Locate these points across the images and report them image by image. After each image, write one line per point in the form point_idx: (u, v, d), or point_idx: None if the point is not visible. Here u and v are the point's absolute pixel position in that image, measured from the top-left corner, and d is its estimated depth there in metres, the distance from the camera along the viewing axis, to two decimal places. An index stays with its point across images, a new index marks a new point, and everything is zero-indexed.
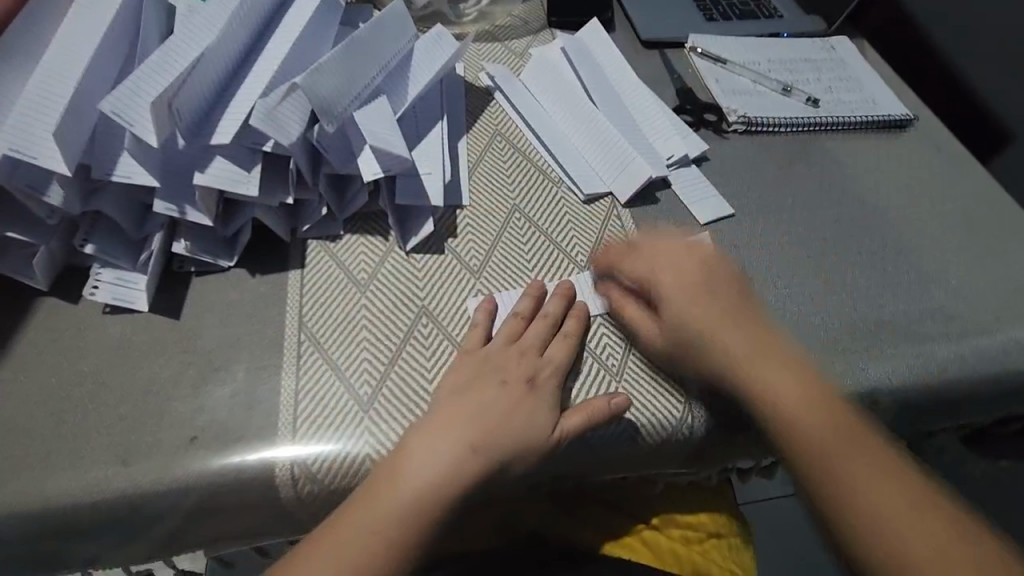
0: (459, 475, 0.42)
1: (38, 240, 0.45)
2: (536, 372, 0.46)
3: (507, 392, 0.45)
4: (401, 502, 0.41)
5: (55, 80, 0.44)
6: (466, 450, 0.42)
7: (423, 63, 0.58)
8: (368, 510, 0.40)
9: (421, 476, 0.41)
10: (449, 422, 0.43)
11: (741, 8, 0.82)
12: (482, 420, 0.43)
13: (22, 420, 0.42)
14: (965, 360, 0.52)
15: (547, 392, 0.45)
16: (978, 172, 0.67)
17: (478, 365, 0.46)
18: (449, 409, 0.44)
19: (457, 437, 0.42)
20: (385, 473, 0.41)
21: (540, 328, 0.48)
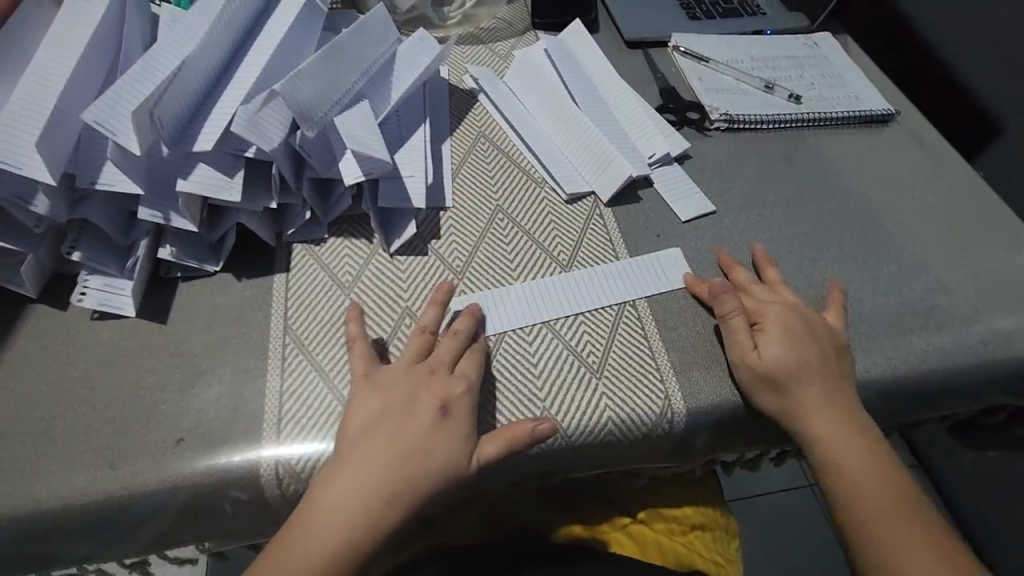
0: (380, 509, 0.42)
1: (26, 248, 0.46)
2: (448, 398, 0.45)
3: (419, 421, 0.44)
4: (324, 543, 0.40)
5: (39, 91, 0.45)
6: (383, 485, 0.42)
7: (404, 68, 0.58)
8: (294, 550, 0.40)
9: (344, 517, 0.41)
10: (364, 458, 0.42)
11: (724, 6, 0.82)
12: (397, 456, 0.43)
13: (12, 425, 0.43)
14: (944, 351, 0.53)
15: (460, 418, 0.44)
16: (960, 165, 0.68)
17: (393, 392, 0.45)
18: (367, 441, 0.43)
19: (373, 472, 0.42)
20: (310, 511, 0.41)
21: (449, 344, 0.47)
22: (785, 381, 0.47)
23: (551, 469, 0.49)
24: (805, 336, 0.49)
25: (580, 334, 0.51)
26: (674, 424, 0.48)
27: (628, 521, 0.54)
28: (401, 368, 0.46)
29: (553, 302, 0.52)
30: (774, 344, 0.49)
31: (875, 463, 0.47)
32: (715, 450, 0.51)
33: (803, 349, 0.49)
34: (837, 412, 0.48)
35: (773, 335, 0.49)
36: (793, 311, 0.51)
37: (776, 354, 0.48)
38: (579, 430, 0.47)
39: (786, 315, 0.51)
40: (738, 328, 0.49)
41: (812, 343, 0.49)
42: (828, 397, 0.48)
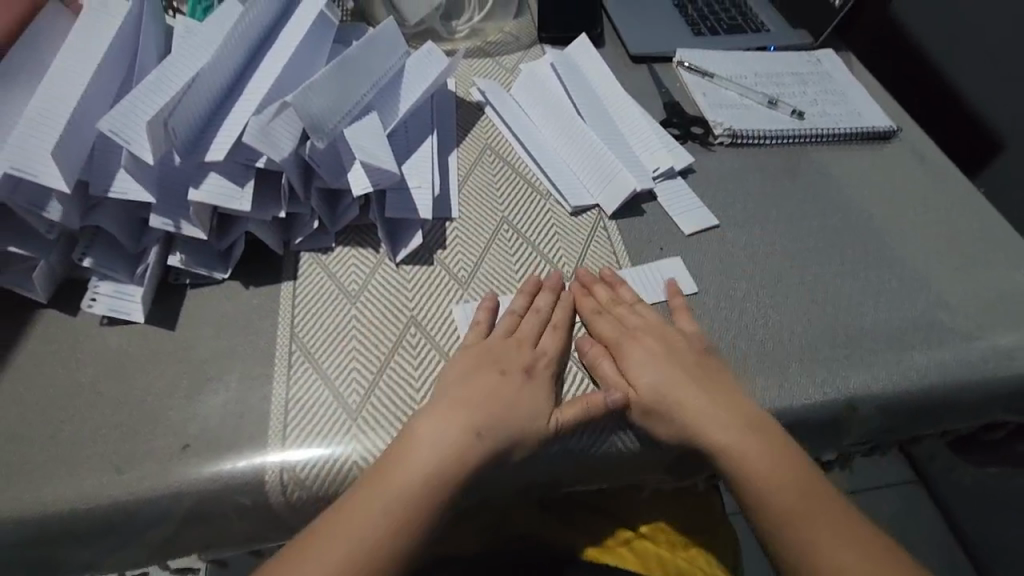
0: (459, 459, 0.43)
1: (39, 254, 0.47)
2: (533, 364, 0.48)
3: (504, 382, 0.47)
4: (411, 489, 0.42)
5: (57, 102, 0.46)
6: (474, 435, 0.44)
7: (413, 80, 0.59)
8: (379, 501, 0.41)
9: (425, 463, 0.42)
10: (456, 413, 0.44)
11: (728, 22, 0.83)
12: (482, 407, 0.45)
13: (21, 429, 0.43)
14: (946, 367, 0.53)
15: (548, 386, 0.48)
16: (961, 182, 0.68)
17: (481, 359, 0.48)
18: (457, 398, 0.45)
19: (461, 425, 0.44)
20: (400, 461, 0.42)
21: (533, 320, 0.51)
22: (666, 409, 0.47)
23: (552, 480, 0.49)
24: (668, 356, 0.50)
25: (583, 345, 0.51)
26: (676, 437, 0.48)
27: (629, 534, 0.54)
28: (489, 340, 0.50)
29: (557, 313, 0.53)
30: (643, 367, 0.49)
31: (785, 479, 0.45)
32: (716, 464, 0.52)
33: (662, 368, 0.49)
34: (739, 428, 0.46)
35: (634, 358, 0.50)
36: (642, 331, 0.51)
37: (648, 382, 0.48)
38: (586, 439, 0.47)
39: (645, 336, 0.51)
40: (606, 363, 0.50)
41: (679, 364, 0.49)
42: (726, 412, 0.47)
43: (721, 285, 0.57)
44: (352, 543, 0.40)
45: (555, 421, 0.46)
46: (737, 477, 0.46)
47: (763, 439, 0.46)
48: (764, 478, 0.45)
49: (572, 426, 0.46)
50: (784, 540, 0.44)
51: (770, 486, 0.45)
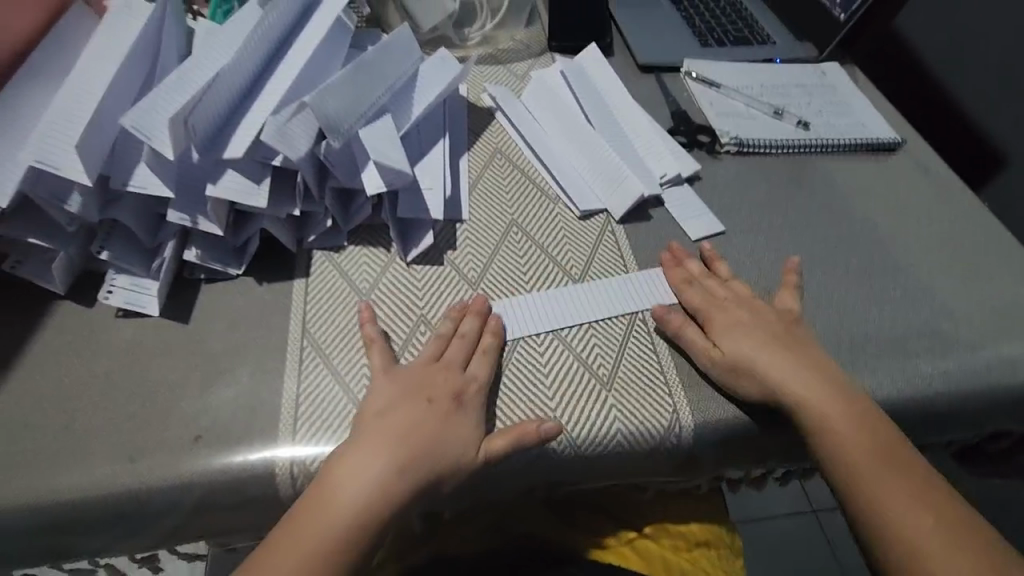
0: (387, 498, 0.43)
1: (58, 246, 0.48)
2: (462, 389, 0.47)
3: (430, 414, 0.46)
4: (324, 540, 0.41)
5: (81, 99, 0.47)
6: (392, 475, 0.43)
7: (426, 84, 0.61)
8: (292, 553, 0.41)
9: (350, 503, 0.42)
10: (375, 453, 0.43)
11: (735, 34, 0.85)
12: (407, 442, 0.44)
13: (36, 418, 0.44)
14: (949, 375, 0.54)
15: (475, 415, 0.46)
16: (965, 194, 0.69)
17: (407, 389, 0.46)
18: (374, 434, 0.44)
19: (380, 465, 0.43)
20: (318, 509, 0.42)
21: (460, 344, 0.49)
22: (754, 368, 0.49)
23: (558, 479, 0.49)
24: (756, 328, 0.52)
25: (591, 345, 0.52)
26: (681, 438, 0.48)
27: (634, 535, 0.55)
28: (416, 365, 0.48)
29: (565, 314, 0.53)
30: (728, 336, 0.51)
31: (866, 441, 0.47)
32: (721, 466, 0.52)
33: (750, 339, 0.51)
34: (825, 392, 0.48)
35: (723, 331, 0.52)
36: (727, 302, 0.54)
37: (736, 346, 0.51)
38: (591, 438, 0.47)
39: (732, 312, 0.53)
40: (691, 329, 0.52)
41: (765, 336, 0.51)
42: (811, 380, 0.49)
43: None
44: None
45: (483, 453, 0.45)
46: (817, 437, 0.48)
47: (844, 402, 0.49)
48: (846, 436, 0.47)
49: (502, 455, 0.45)
50: (863, 496, 0.46)
51: (850, 444, 0.47)
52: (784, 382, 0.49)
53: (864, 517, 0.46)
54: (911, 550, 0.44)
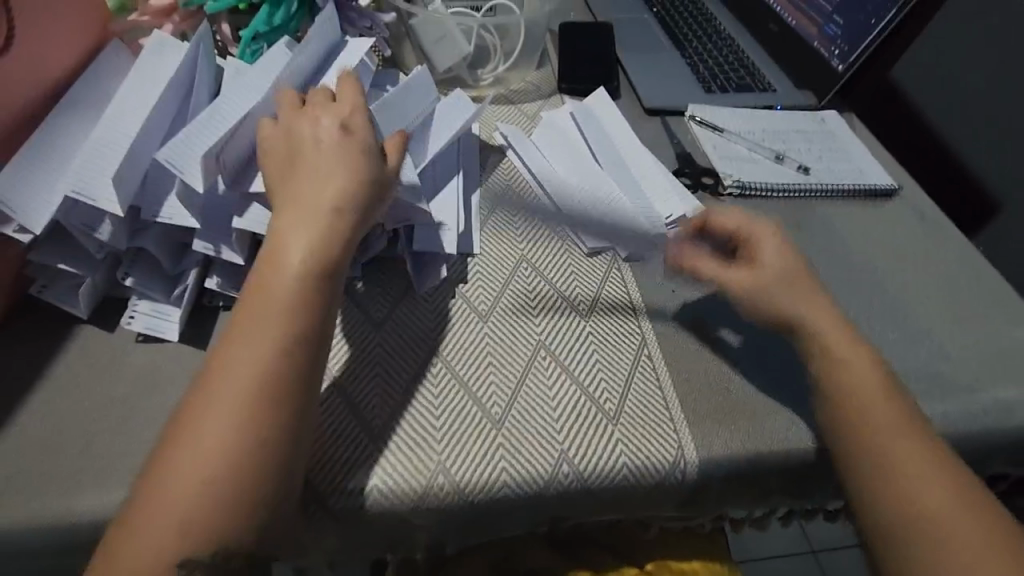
0: (294, 295, 0.44)
1: (85, 271, 0.49)
2: (349, 121, 0.52)
3: (323, 140, 0.50)
4: (254, 370, 0.41)
5: (118, 134, 0.50)
6: (304, 263, 0.45)
7: (442, 122, 0.63)
8: (232, 401, 0.40)
9: (276, 299, 0.43)
10: (277, 282, 0.44)
11: (737, 81, 0.88)
12: (303, 203, 0.47)
13: (55, 440, 0.45)
14: (947, 417, 0.55)
15: (363, 130, 0.51)
16: (960, 239, 0.71)
17: (284, 129, 0.50)
18: (283, 235, 0.46)
19: (287, 283, 0.44)
20: (246, 344, 0.42)
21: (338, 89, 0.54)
22: (773, 277, 0.55)
23: (564, 513, 0.50)
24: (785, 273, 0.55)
25: (598, 379, 0.53)
26: (686, 474, 0.49)
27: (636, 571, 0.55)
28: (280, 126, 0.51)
29: (572, 349, 0.55)
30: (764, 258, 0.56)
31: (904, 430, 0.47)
32: (723, 503, 0.53)
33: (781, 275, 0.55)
34: (862, 381, 0.49)
35: (760, 256, 0.56)
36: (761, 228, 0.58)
37: (766, 258, 0.56)
38: (597, 472, 0.48)
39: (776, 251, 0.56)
40: (711, 265, 0.58)
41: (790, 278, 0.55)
42: (822, 318, 0.53)
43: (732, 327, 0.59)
44: (219, 420, 0.40)
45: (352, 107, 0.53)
46: (857, 425, 0.48)
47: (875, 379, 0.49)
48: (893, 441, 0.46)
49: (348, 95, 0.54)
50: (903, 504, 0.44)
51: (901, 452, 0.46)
52: (797, 319, 0.53)
53: (905, 529, 0.44)
54: (929, 543, 0.43)
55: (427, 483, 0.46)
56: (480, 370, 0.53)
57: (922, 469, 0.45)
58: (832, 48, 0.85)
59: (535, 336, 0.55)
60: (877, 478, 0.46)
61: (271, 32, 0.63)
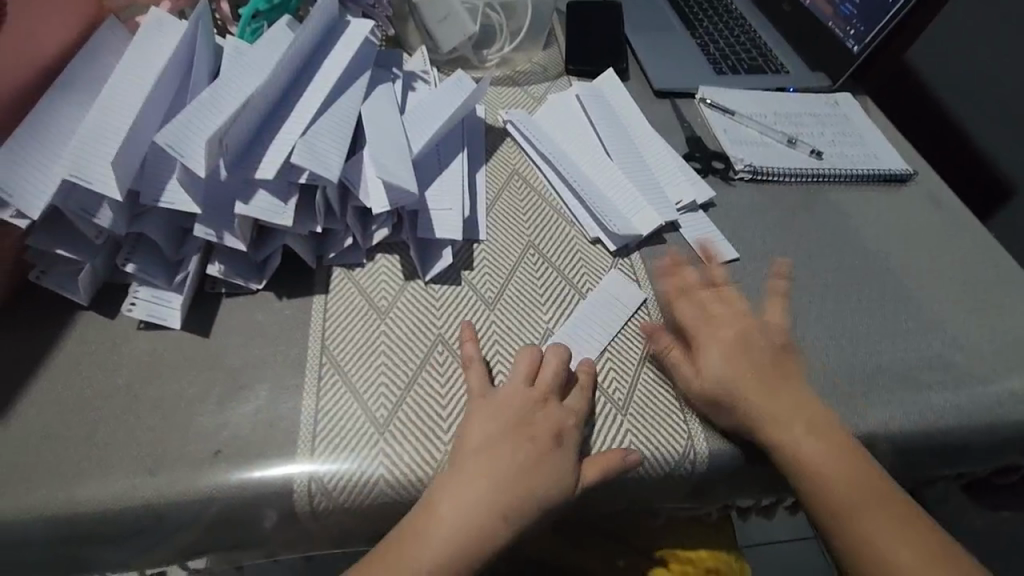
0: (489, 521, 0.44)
1: (84, 257, 0.48)
2: (559, 426, 0.47)
3: (529, 444, 0.46)
4: (544, 470, 0.45)
5: (116, 115, 0.48)
6: (517, 509, 0.44)
7: (443, 104, 0.62)
8: (463, 493, 0.44)
9: (453, 515, 0.43)
10: (524, 397, 0.48)
11: (749, 63, 0.86)
12: (508, 475, 0.45)
13: (57, 429, 0.44)
14: (961, 408, 0.54)
15: (579, 406, 0.49)
16: (976, 227, 0.70)
17: (505, 424, 0.47)
18: (470, 474, 0.44)
19: (531, 401, 0.48)
20: (481, 456, 0.45)
21: (557, 376, 0.49)
22: (730, 394, 0.50)
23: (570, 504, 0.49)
24: (734, 342, 0.52)
25: (607, 368, 0.52)
26: (694, 466, 0.49)
27: (644, 560, 0.55)
28: (510, 392, 0.48)
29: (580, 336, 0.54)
30: (712, 357, 0.51)
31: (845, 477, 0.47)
32: (731, 494, 0.52)
33: (731, 314, 0.55)
34: (802, 428, 0.48)
35: (706, 349, 0.52)
36: (725, 323, 0.54)
37: (715, 370, 0.51)
38: None
39: (729, 319, 0.54)
40: (676, 354, 0.52)
41: (735, 327, 0.54)
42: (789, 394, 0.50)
43: None
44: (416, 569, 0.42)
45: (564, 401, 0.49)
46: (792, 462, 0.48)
47: (802, 399, 0.50)
48: (825, 470, 0.47)
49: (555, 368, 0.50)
50: (828, 514, 0.48)
51: (828, 475, 0.47)
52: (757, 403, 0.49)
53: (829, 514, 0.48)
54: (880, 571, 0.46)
55: (435, 472, 0.46)
56: (488, 358, 0.52)
57: (824, 462, 0.47)
58: (847, 29, 0.82)
59: (542, 325, 0.54)
60: (800, 473, 0.48)
61: (271, 10, 0.62)
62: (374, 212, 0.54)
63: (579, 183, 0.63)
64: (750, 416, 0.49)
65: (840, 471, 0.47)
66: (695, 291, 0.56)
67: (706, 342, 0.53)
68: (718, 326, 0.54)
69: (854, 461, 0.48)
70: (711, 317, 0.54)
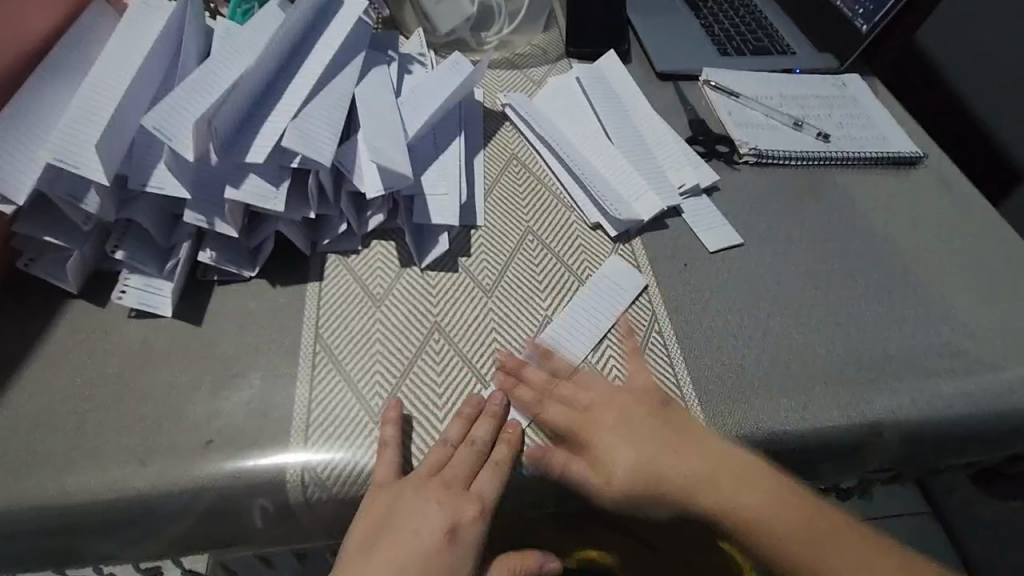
0: None
1: (73, 244, 0.47)
2: (459, 520, 0.43)
3: (420, 544, 0.42)
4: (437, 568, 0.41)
5: (102, 98, 0.47)
6: None
7: (438, 86, 0.60)
8: None
9: None
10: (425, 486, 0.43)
11: (754, 44, 0.84)
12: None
13: (47, 418, 0.44)
14: (971, 395, 0.53)
15: (486, 498, 0.44)
16: (987, 210, 0.68)
17: (396, 518, 0.42)
18: None
19: (432, 493, 0.43)
20: (366, 556, 0.41)
21: (468, 457, 0.44)
22: (641, 494, 0.45)
23: (570, 492, 0.48)
24: (630, 436, 0.46)
25: (608, 357, 0.51)
26: None
27: (646, 550, 0.54)
28: (412, 478, 0.44)
29: (579, 324, 0.53)
30: (616, 455, 0.46)
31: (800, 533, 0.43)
32: None
33: (600, 402, 0.48)
34: (728, 488, 0.44)
35: (610, 446, 0.47)
36: (607, 404, 0.48)
37: (622, 472, 0.46)
38: (606, 451, 0.47)
39: (608, 402, 0.48)
40: (579, 463, 0.46)
41: (625, 416, 0.47)
42: (719, 467, 0.45)
43: (744, 303, 0.57)
44: None
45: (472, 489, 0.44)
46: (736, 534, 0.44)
47: (723, 457, 0.45)
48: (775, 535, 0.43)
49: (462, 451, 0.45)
50: None
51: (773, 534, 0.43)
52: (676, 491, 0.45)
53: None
54: None
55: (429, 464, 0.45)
56: (484, 346, 0.51)
57: (771, 526, 0.43)
58: (855, 8, 0.80)
59: (541, 312, 0.53)
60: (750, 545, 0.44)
61: None
62: (368, 198, 0.53)
63: (579, 167, 0.62)
64: (675, 498, 0.45)
65: (783, 517, 0.43)
66: (552, 388, 0.48)
67: (602, 447, 0.47)
68: (610, 412, 0.48)
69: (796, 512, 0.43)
70: (587, 401, 0.48)
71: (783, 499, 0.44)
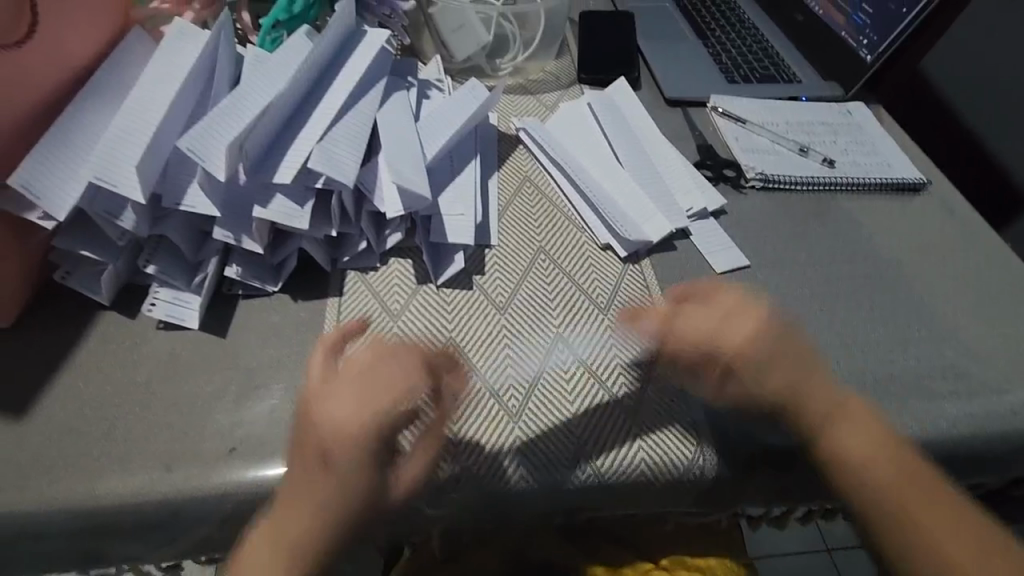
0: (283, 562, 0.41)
1: (108, 259, 0.50)
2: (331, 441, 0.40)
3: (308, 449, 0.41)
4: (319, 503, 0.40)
5: (139, 120, 0.50)
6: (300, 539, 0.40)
7: (457, 111, 0.63)
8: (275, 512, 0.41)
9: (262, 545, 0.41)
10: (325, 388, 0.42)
11: (761, 72, 0.87)
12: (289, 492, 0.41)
13: (79, 424, 0.46)
14: (976, 416, 0.54)
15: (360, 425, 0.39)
16: (991, 236, 0.69)
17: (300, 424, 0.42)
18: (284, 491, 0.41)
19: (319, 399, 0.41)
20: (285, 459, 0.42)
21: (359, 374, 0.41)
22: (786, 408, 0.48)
23: (579, 506, 0.49)
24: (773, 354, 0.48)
25: (616, 374, 0.52)
26: (705, 471, 0.49)
27: (651, 566, 0.55)
28: (317, 380, 0.42)
29: (589, 342, 0.54)
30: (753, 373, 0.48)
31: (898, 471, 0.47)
32: (741, 501, 0.52)
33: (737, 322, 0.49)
34: (848, 411, 0.48)
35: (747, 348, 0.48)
36: (744, 317, 0.49)
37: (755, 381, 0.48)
38: (615, 469, 0.48)
39: (744, 313, 0.49)
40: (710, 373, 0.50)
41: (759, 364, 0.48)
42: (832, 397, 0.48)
43: None
44: None
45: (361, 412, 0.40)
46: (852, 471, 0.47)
47: (839, 397, 0.49)
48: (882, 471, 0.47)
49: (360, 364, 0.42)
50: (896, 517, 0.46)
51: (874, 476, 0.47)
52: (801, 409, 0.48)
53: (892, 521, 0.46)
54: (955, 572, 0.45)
55: (442, 476, 0.46)
56: (497, 361, 0.52)
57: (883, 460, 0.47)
58: (860, 38, 0.82)
59: (553, 329, 0.55)
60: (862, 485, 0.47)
61: (292, 19, 0.63)
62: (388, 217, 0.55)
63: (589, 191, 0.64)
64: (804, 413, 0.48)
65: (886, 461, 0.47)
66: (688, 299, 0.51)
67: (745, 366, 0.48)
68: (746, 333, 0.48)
69: (899, 454, 0.47)
70: (729, 324, 0.49)
71: (888, 441, 0.48)
